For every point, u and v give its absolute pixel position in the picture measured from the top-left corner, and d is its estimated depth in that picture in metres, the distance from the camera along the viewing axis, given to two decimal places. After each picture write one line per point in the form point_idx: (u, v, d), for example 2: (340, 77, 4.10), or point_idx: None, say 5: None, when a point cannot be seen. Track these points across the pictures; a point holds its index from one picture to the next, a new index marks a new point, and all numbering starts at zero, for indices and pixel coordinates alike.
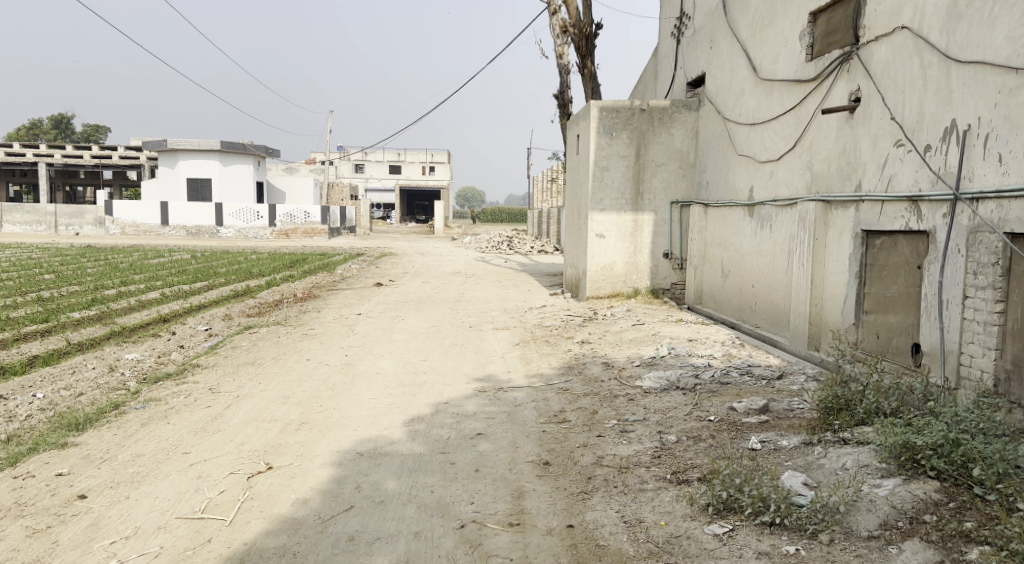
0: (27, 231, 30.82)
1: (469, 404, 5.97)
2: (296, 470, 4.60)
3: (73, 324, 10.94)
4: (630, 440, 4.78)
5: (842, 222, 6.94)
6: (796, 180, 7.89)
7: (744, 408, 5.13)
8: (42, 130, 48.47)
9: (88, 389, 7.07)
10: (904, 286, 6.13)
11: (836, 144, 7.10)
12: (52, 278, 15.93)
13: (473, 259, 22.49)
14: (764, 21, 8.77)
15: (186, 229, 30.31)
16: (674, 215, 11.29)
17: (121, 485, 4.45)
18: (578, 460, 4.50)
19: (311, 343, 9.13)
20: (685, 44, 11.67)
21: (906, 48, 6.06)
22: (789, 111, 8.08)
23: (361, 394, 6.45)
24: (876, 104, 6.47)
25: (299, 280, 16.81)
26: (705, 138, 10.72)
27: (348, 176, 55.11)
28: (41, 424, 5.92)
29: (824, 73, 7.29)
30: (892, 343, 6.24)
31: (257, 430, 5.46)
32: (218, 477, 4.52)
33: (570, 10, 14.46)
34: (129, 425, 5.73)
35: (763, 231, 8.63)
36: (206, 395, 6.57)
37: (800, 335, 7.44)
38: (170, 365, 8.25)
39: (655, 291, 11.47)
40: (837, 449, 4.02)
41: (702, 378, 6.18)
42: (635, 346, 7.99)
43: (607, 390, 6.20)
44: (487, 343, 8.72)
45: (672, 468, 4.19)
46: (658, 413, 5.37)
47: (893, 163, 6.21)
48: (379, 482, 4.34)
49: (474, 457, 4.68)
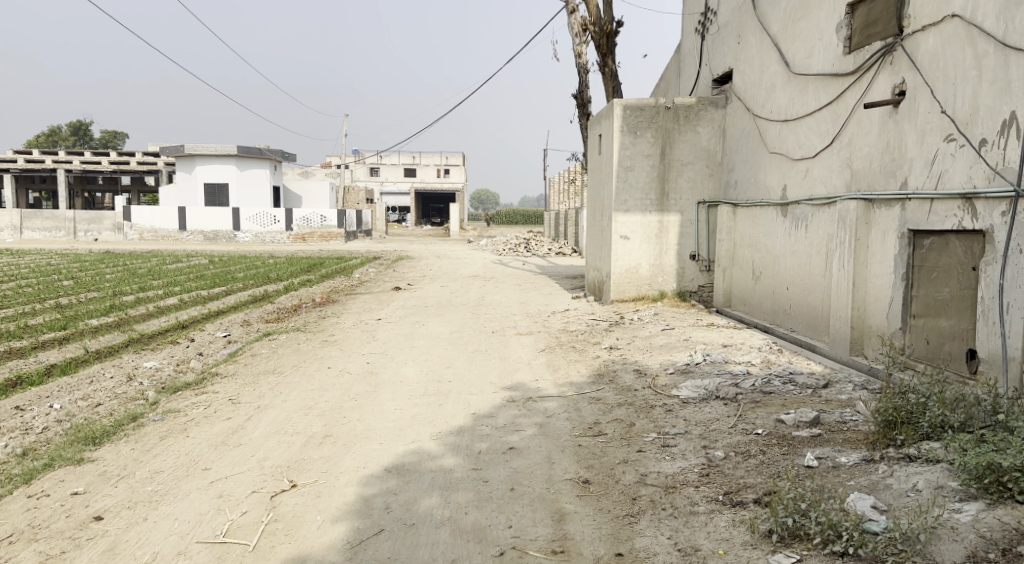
0: (47, 237, 30.89)
1: (499, 415, 5.71)
2: (322, 489, 4.36)
3: (91, 332, 10.78)
4: (673, 456, 4.49)
5: (886, 221, 6.60)
6: (834, 178, 7.56)
7: (794, 420, 4.83)
8: (62, 137, 48.94)
9: (106, 399, 6.88)
10: (957, 289, 5.82)
11: (878, 140, 6.77)
12: (70, 285, 15.83)
13: (491, 262, 22.25)
14: (796, 14, 8.44)
15: (204, 235, 30.21)
16: (702, 215, 10.97)
17: (139, 505, 4.23)
18: (619, 478, 4.22)
19: (332, 350, 8.91)
20: (710, 41, 11.35)
21: (958, 37, 5.74)
22: (825, 106, 7.76)
23: (384, 404, 6.20)
24: (923, 97, 6.15)
25: (317, 284, 16.62)
26: (733, 136, 10.40)
27: (364, 179, 55.21)
28: (59, 436, 5.74)
29: (864, 65, 6.96)
30: (943, 350, 5.93)
31: (280, 444, 5.24)
32: (239, 497, 4.29)
33: (591, 8, 14.19)
34: (147, 439, 5.52)
35: (798, 232, 8.30)
36: (225, 406, 6.37)
37: (841, 341, 7.12)
38: (189, 374, 8.05)
39: (682, 293, 11.14)
40: (905, 468, 3.74)
41: (742, 387, 5.88)
42: (667, 352, 7.68)
43: (642, 400, 5.91)
44: (512, 350, 8.45)
45: (723, 488, 3.91)
46: (699, 425, 5.08)
47: (943, 159, 5.90)
48: (410, 502, 4.10)
49: (508, 474, 4.41)
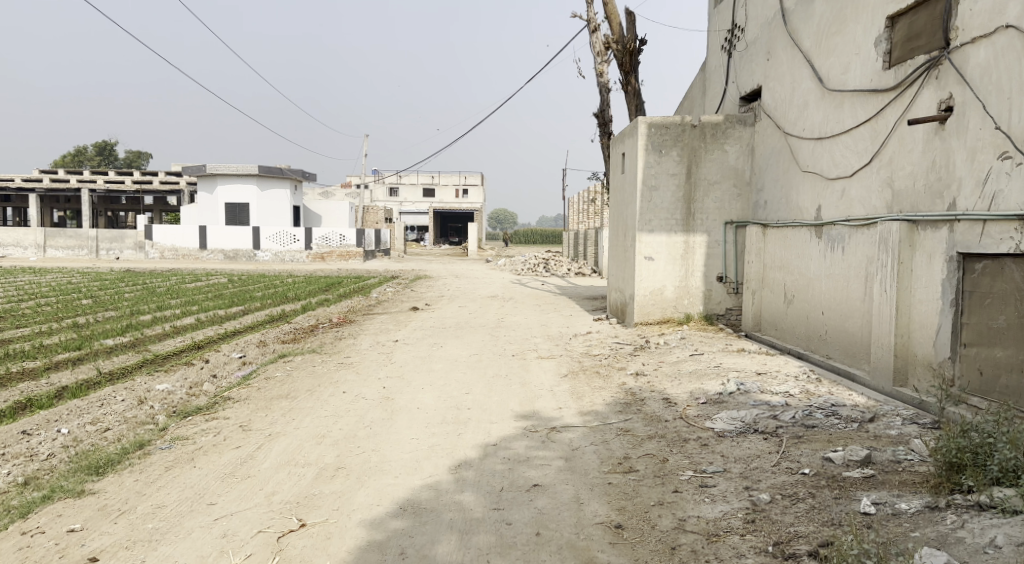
0: (70, 255, 31.04)
1: (520, 447, 5.37)
2: (333, 529, 4.06)
3: (105, 352, 10.58)
4: (713, 498, 4.13)
5: (932, 244, 6.21)
6: (873, 198, 7.21)
7: (843, 459, 4.46)
8: (88, 156, 49.72)
9: (115, 424, 6.63)
10: (1015, 317, 5.47)
11: (923, 158, 6.42)
12: (89, 304, 15.73)
13: (511, 282, 21.95)
14: (830, 28, 8.14)
15: (224, 253, 30.32)
16: (729, 236, 10.61)
17: (137, 546, 3.97)
18: (656, 524, 3.88)
19: (347, 374, 8.61)
20: (738, 58, 11.07)
21: (1012, 49, 5.43)
22: (863, 124, 7.43)
23: (401, 433, 5.89)
24: (973, 113, 5.81)
25: (335, 304, 16.39)
26: (762, 154, 10.06)
27: (383, 199, 55.46)
28: (63, 464, 5.49)
29: (906, 81, 6.62)
30: (1000, 383, 5.56)
31: (291, 476, 4.95)
32: (244, 537, 4.01)
33: (614, 26, 14.00)
34: (152, 469, 5.25)
35: (833, 254, 7.93)
36: (235, 434, 6.08)
37: (883, 370, 6.72)
38: (201, 398, 7.79)
39: (709, 317, 10.75)
40: (978, 519, 3.36)
41: (782, 421, 5.52)
42: (697, 379, 7.30)
43: (673, 432, 5.55)
44: (533, 375, 8.11)
45: (771, 538, 3.58)
46: (739, 462, 4.72)
47: (997, 178, 5.55)
48: (427, 547, 3.79)
49: (534, 516, 4.08)
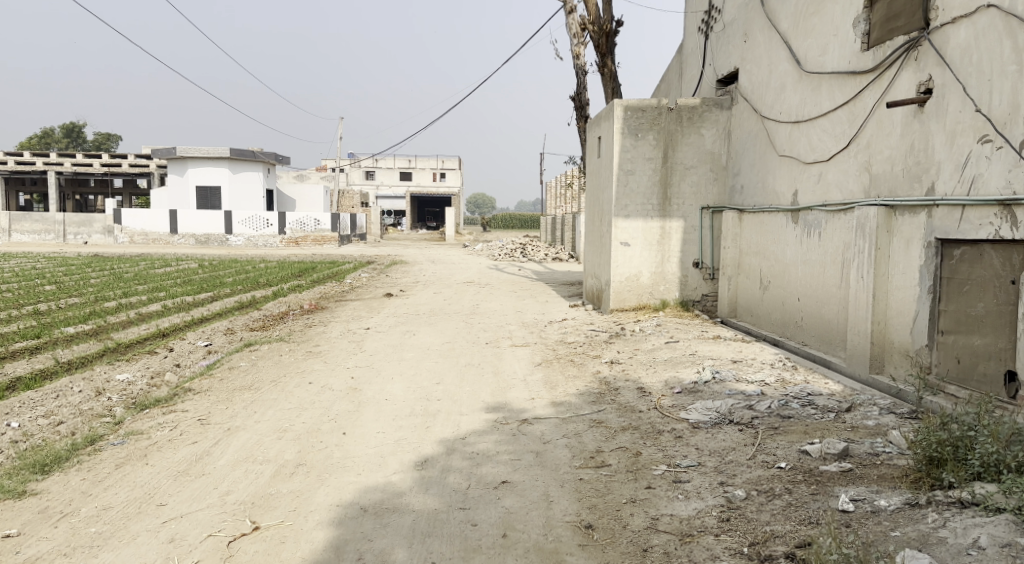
0: (36, 240, 30.22)
1: (488, 441, 5.17)
2: (288, 533, 3.84)
3: (66, 341, 10.20)
4: (687, 495, 3.97)
5: (910, 229, 6.09)
6: (851, 183, 7.08)
7: (820, 452, 4.32)
8: (55, 138, 48.52)
9: (69, 416, 6.32)
10: (993, 304, 5.38)
11: (901, 141, 6.28)
12: (53, 290, 15.23)
13: (488, 267, 21.73)
14: (808, 9, 7.97)
15: (196, 238, 29.68)
16: (705, 221, 10.46)
17: (77, 552, 3.72)
18: (627, 523, 3.71)
19: (315, 363, 8.36)
20: (715, 40, 10.86)
21: (993, 29, 5.28)
22: (841, 107, 7.28)
23: (367, 427, 5.66)
24: (953, 95, 5.67)
25: (307, 290, 16.07)
26: (739, 138, 9.90)
27: (359, 183, 54.83)
28: (8, 461, 5.19)
29: (885, 62, 6.47)
30: (977, 370, 5.46)
31: (248, 474, 4.71)
32: (192, 542, 3.78)
33: (590, 7, 13.74)
34: (102, 467, 4.98)
35: (810, 240, 7.81)
36: (193, 428, 5.82)
37: (859, 357, 6.62)
38: (161, 388, 7.49)
39: (684, 303, 10.64)
40: (960, 517, 3.23)
41: (758, 411, 5.38)
42: (673, 367, 7.15)
43: (647, 424, 5.38)
44: (506, 364, 7.92)
45: (748, 538, 3.43)
46: (714, 455, 4.56)
47: (977, 163, 5.43)
48: (386, 552, 3.60)
49: (500, 516, 3.90)
